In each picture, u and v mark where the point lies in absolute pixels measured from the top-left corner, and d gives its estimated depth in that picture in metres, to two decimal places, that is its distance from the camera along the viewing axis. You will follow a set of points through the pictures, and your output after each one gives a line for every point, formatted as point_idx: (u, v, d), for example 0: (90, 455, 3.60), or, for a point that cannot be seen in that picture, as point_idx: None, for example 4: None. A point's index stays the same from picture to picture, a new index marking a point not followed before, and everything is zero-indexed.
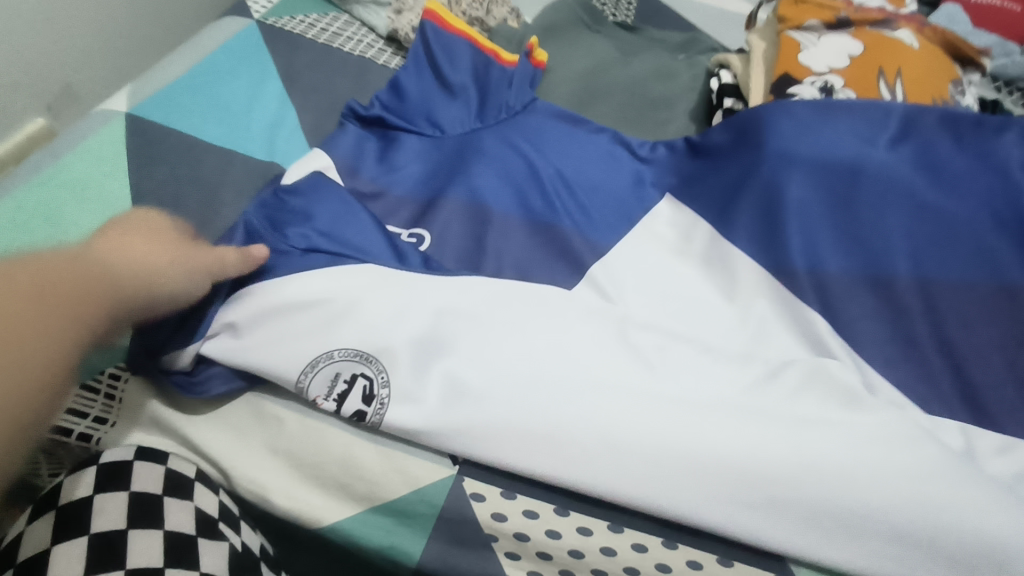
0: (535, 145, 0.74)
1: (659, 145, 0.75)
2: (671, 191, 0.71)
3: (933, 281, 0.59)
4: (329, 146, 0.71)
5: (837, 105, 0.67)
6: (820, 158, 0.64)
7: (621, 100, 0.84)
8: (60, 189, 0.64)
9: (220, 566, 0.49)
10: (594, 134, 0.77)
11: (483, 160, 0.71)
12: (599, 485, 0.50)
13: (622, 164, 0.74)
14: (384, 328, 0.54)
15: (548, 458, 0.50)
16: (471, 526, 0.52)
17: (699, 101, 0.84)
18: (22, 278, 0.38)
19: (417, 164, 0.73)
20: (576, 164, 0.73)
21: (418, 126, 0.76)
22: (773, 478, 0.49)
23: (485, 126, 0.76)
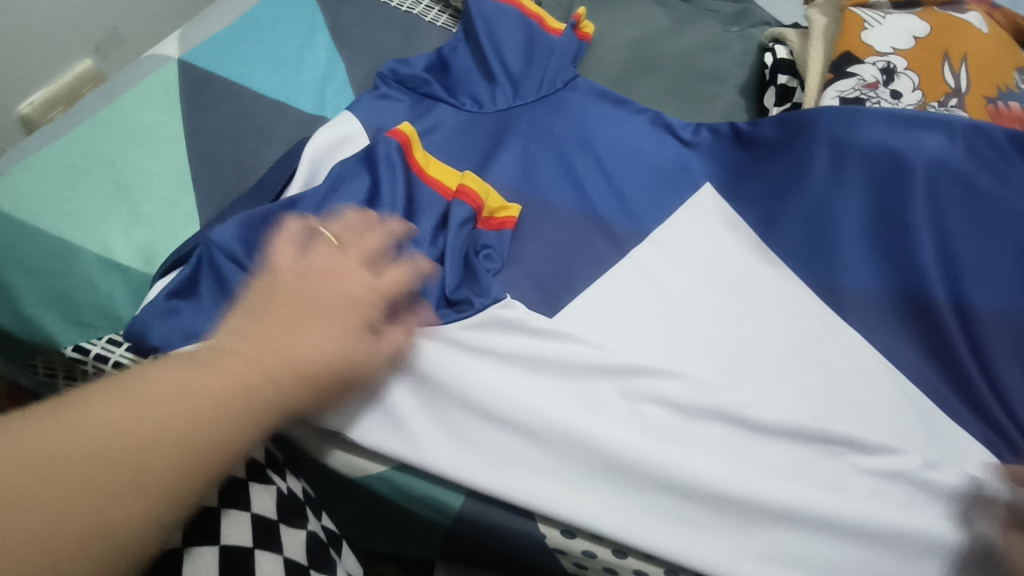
0: (575, 126, 0.73)
1: (703, 128, 0.74)
2: (712, 179, 0.71)
3: (980, 305, 0.58)
4: (365, 112, 0.70)
5: (903, 115, 0.64)
6: (872, 178, 0.64)
7: (669, 72, 0.83)
8: (117, 134, 0.65)
9: (270, 509, 0.50)
10: (636, 114, 0.76)
11: (517, 141, 0.71)
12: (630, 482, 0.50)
13: (664, 144, 0.74)
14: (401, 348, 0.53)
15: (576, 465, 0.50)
16: None
17: (750, 77, 0.82)
18: (213, 378, 0.39)
19: (473, 144, 0.72)
20: (615, 145, 0.73)
21: (458, 101, 0.75)
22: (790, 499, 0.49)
23: (523, 104, 0.75)
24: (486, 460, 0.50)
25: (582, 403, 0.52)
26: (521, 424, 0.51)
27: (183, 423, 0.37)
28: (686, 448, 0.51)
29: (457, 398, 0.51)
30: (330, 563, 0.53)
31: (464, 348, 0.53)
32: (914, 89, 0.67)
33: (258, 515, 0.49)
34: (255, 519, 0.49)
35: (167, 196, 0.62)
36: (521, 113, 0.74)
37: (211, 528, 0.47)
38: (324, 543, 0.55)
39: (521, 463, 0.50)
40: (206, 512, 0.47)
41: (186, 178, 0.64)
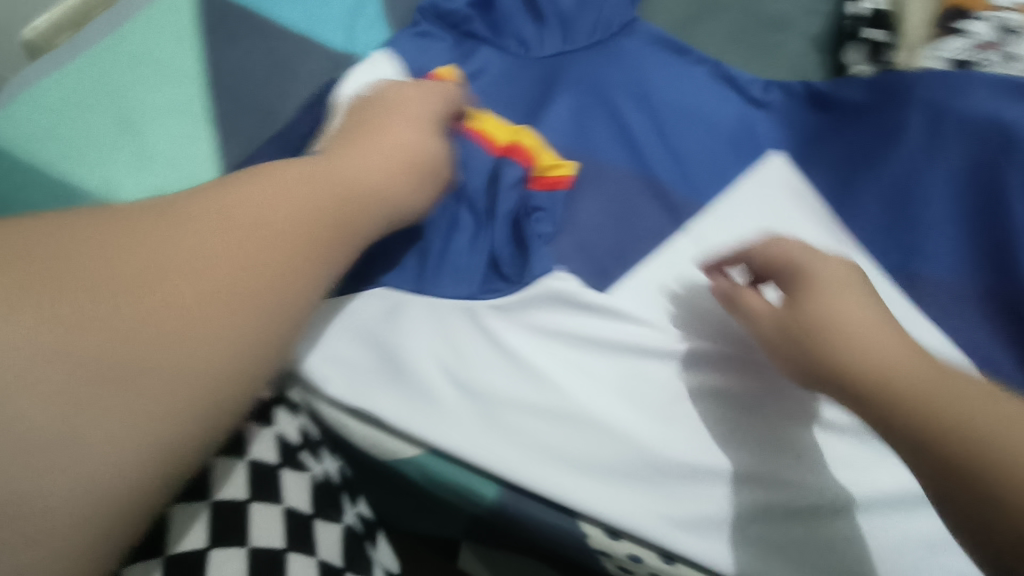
0: (633, 76, 0.66)
1: (774, 85, 0.66)
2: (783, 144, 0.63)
3: None
4: (401, 53, 0.63)
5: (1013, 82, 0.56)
6: (972, 154, 0.56)
7: (738, 18, 0.73)
8: (130, 66, 0.59)
9: (301, 498, 0.46)
10: (700, 65, 0.67)
11: (569, 91, 0.64)
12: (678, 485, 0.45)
13: (730, 102, 0.66)
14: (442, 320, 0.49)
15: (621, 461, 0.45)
16: None
17: (830, 25, 0.72)
18: (297, 177, 0.43)
19: (520, 94, 0.65)
20: (677, 100, 0.65)
21: (502, 42, 0.67)
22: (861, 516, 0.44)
23: (575, 49, 0.67)
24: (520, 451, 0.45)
25: (629, 393, 0.48)
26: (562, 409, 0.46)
27: (275, 235, 0.39)
28: (743, 448, 0.46)
29: (498, 377, 0.47)
30: (365, 560, 0.49)
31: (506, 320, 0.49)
32: None
33: (287, 509, 0.45)
34: (287, 514, 0.44)
35: (186, 139, 0.56)
36: (573, 60, 0.66)
37: (239, 526, 0.42)
38: (360, 535, 0.51)
39: (557, 456, 0.45)
40: (234, 509, 0.43)
41: (201, 121, 0.57)
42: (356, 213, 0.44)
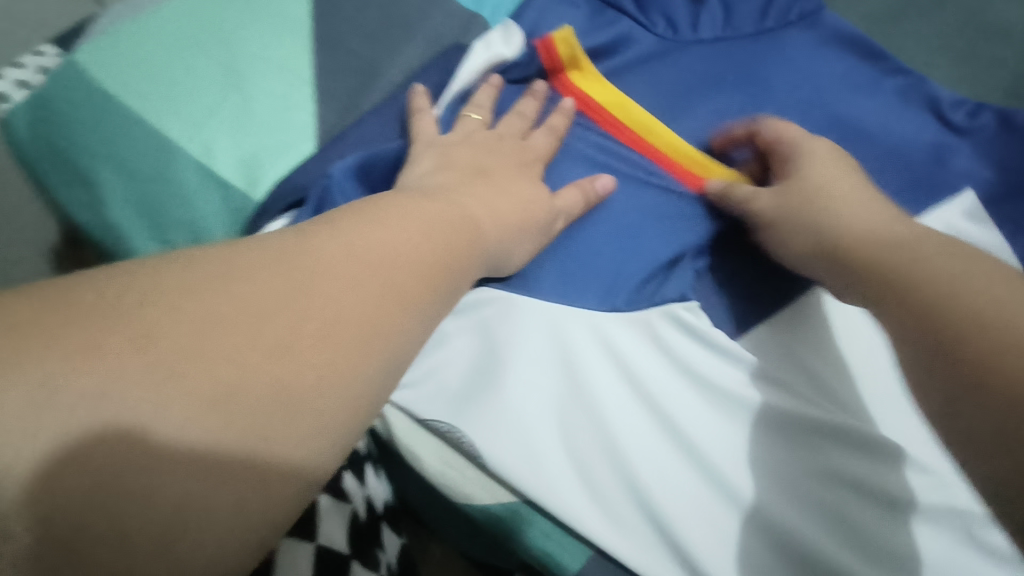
0: (804, 79, 0.54)
1: (983, 111, 0.53)
2: (982, 188, 0.51)
3: None
4: (531, 17, 0.54)
5: None
6: None
7: (942, 20, 0.60)
8: (237, 4, 0.53)
9: (338, 536, 0.39)
10: (890, 75, 0.55)
11: (721, 88, 0.54)
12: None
13: (922, 125, 0.53)
14: (543, 340, 0.43)
15: (738, 547, 0.37)
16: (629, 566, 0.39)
17: None
18: (415, 212, 0.35)
19: (663, 83, 0.54)
20: (855, 114, 0.53)
21: (649, 20, 0.57)
22: None
23: (736, 37, 0.56)
24: (616, 519, 0.38)
25: (759, 472, 0.39)
26: (674, 469, 0.39)
27: (404, 274, 0.31)
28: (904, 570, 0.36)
29: (606, 430, 0.40)
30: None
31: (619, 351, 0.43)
32: None
33: (321, 546, 0.38)
34: (318, 550, 0.38)
35: (282, 95, 0.50)
36: (732, 54, 0.55)
37: (266, 561, 0.36)
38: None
39: (662, 534, 0.38)
40: None
41: (301, 74, 0.51)
42: (472, 253, 0.36)
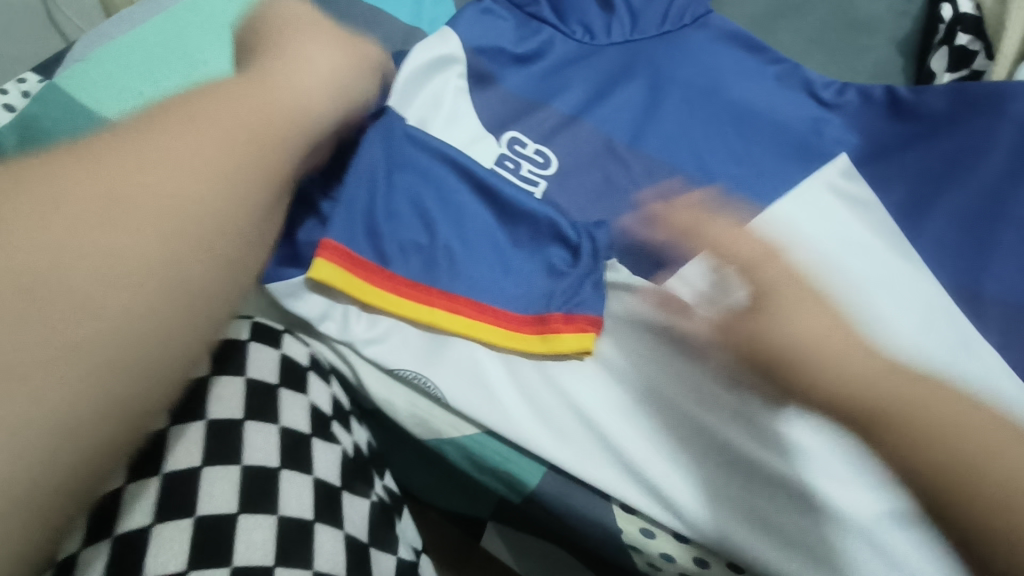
0: (700, 72, 0.64)
1: (850, 88, 0.63)
2: (850, 152, 0.61)
3: None
4: (464, 25, 0.61)
5: None
6: None
7: (815, 19, 0.70)
8: (202, 29, 0.60)
9: (331, 472, 0.44)
10: (772, 66, 0.65)
11: (631, 84, 0.63)
12: (711, 492, 0.44)
13: (800, 105, 0.63)
14: (484, 294, 0.47)
15: (651, 449, 0.45)
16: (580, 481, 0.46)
17: (912, 33, 0.69)
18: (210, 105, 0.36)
19: (583, 79, 0.63)
20: (745, 100, 0.63)
21: (567, 28, 0.65)
22: (893, 541, 0.43)
23: (641, 40, 0.65)
24: (566, 438, 0.45)
25: (684, 388, 0.47)
26: (602, 394, 0.46)
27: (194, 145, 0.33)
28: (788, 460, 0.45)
29: (548, 367, 0.47)
30: (393, 539, 0.47)
31: (550, 296, 0.47)
32: None
33: (320, 480, 0.43)
34: (317, 486, 0.42)
35: None
36: (639, 54, 0.65)
37: (269, 491, 0.40)
38: (388, 506, 0.49)
39: (607, 447, 0.45)
40: (265, 474, 0.40)
41: None
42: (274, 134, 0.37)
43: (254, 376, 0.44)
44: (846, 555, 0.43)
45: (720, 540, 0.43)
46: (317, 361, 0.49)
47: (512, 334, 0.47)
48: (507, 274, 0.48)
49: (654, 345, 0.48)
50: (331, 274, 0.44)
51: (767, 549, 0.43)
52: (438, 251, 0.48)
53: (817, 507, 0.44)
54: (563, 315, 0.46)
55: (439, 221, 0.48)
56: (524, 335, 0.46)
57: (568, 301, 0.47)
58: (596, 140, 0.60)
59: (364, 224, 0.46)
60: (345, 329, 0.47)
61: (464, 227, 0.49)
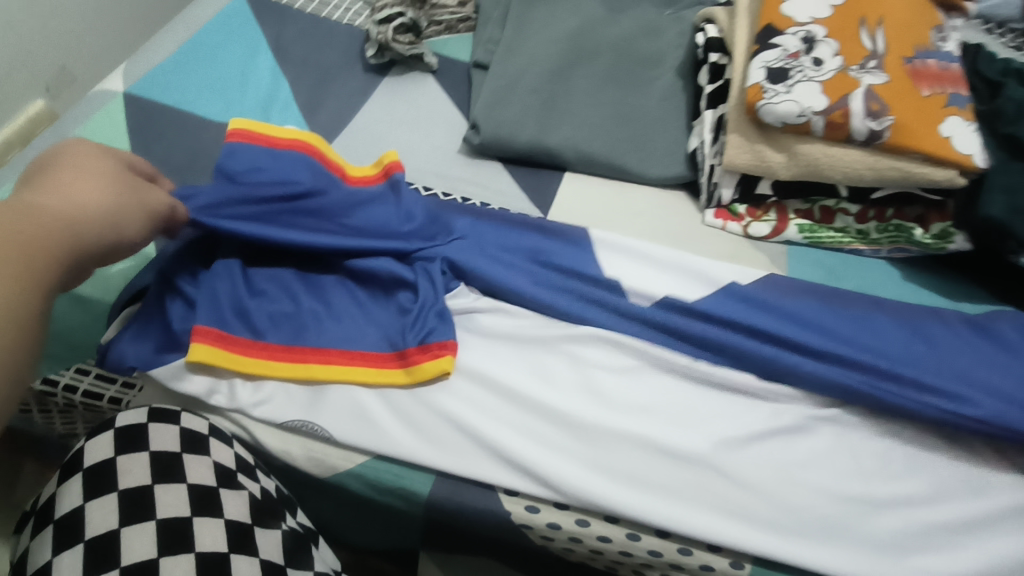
0: (519, 121, 0.73)
1: (642, 115, 0.76)
2: (654, 164, 0.72)
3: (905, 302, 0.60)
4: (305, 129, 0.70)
5: (841, 100, 0.62)
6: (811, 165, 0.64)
7: (610, 59, 0.79)
8: None
9: (243, 513, 0.47)
10: (578, 103, 0.76)
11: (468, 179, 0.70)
12: (568, 466, 0.50)
13: (609, 130, 0.74)
14: (352, 342, 0.55)
15: (517, 437, 0.51)
16: (468, 484, 0.51)
17: (687, 56, 0.80)
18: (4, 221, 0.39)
19: (424, 158, 0.74)
20: (564, 134, 0.73)
21: (406, 117, 0.77)
22: (729, 471, 0.51)
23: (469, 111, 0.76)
24: (444, 445, 0.51)
25: (539, 380, 0.55)
26: (470, 404, 0.53)
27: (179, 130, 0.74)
28: (632, 418, 0.53)
29: (421, 393, 0.54)
30: (309, 560, 0.50)
31: (409, 330, 0.55)
32: (834, 56, 0.64)
33: (231, 521, 0.46)
34: (228, 525, 0.46)
35: None
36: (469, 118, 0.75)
37: (184, 536, 0.44)
38: (303, 535, 0.52)
39: (480, 441, 0.51)
40: (180, 524, 0.45)
41: None
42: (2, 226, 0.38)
43: (158, 448, 0.47)
44: (697, 485, 0.50)
45: (587, 497, 0.49)
46: (217, 429, 0.52)
47: (379, 371, 0.54)
48: (369, 325, 0.56)
49: (513, 355, 0.56)
50: (206, 353, 0.51)
51: (628, 499, 0.49)
52: (304, 315, 0.56)
53: (661, 453, 0.51)
54: (417, 346, 0.54)
55: (301, 294, 0.57)
56: (389, 370, 0.54)
57: (420, 334, 0.54)
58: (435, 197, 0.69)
59: (230, 308, 0.54)
60: (233, 398, 0.53)
61: (326, 294, 0.57)
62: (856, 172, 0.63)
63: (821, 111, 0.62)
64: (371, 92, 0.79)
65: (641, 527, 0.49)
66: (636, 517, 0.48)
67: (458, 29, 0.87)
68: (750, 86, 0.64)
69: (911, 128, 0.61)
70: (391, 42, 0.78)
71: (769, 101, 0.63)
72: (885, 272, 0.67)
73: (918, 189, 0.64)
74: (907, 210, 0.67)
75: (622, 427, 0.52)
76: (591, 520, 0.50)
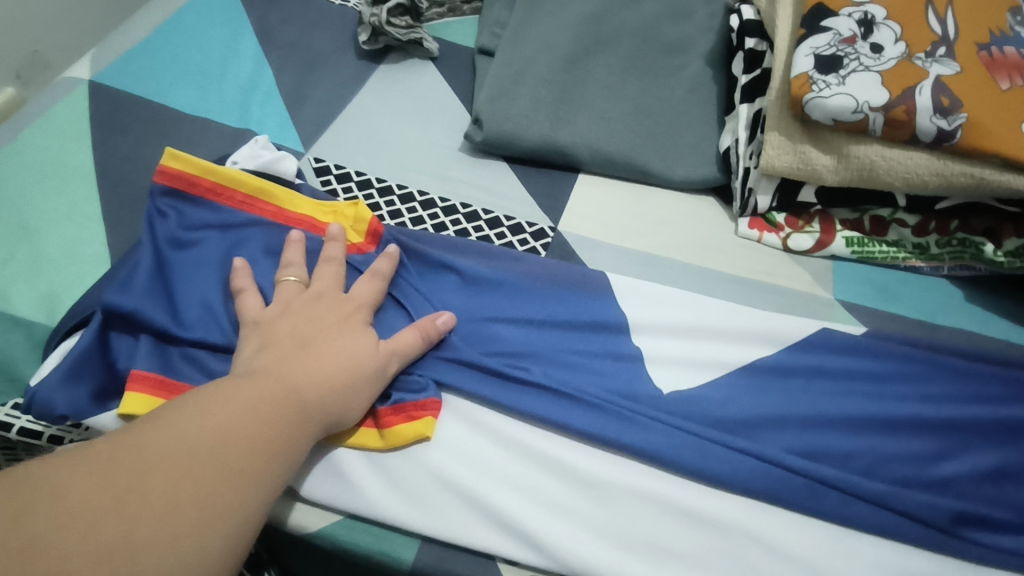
0: (527, 115, 0.64)
1: (667, 109, 0.67)
2: (681, 166, 0.64)
3: (979, 353, 0.52)
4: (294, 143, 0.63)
5: (905, 95, 0.52)
6: (866, 176, 0.55)
7: (631, 45, 0.70)
8: (25, 172, 0.59)
9: None
10: (595, 95, 0.67)
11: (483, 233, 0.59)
12: (574, 536, 0.42)
13: (629, 127, 0.65)
14: None
15: (514, 497, 0.44)
16: (459, 553, 0.43)
17: (720, 42, 0.71)
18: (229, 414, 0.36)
19: (419, 156, 0.65)
20: (580, 129, 0.64)
21: (401, 108, 0.69)
22: (769, 543, 0.43)
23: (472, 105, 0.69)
24: (429, 507, 0.44)
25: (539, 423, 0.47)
26: (463, 457, 0.45)
27: None
28: (651, 475, 0.45)
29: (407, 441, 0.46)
30: None
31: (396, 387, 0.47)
32: (897, 41, 0.54)
33: None
34: None
35: (76, 236, 0.55)
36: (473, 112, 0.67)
37: None
38: None
39: (473, 502, 0.44)
40: None
41: (97, 216, 0.57)
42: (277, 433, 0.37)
43: None
44: (731, 557, 0.42)
45: (598, 574, 0.41)
46: None
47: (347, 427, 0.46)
48: None
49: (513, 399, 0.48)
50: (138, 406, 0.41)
51: (645, 574, 0.41)
52: None
53: (687, 517, 0.43)
54: (389, 406, 0.46)
55: None
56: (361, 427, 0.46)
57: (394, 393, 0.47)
58: (431, 203, 0.61)
59: None
60: None
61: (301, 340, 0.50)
62: (918, 178, 0.54)
63: (881, 107, 0.53)
64: (364, 81, 0.71)
65: None
66: None
67: (461, 11, 0.79)
68: (796, 76, 0.55)
69: (988, 126, 0.52)
70: (386, 25, 0.70)
71: (819, 94, 0.54)
72: (946, 294, 0.58)
73: (991, 198, 0.55)
74: (973, 222, 0.58)
75: (639, 486, 0.44)
76: None
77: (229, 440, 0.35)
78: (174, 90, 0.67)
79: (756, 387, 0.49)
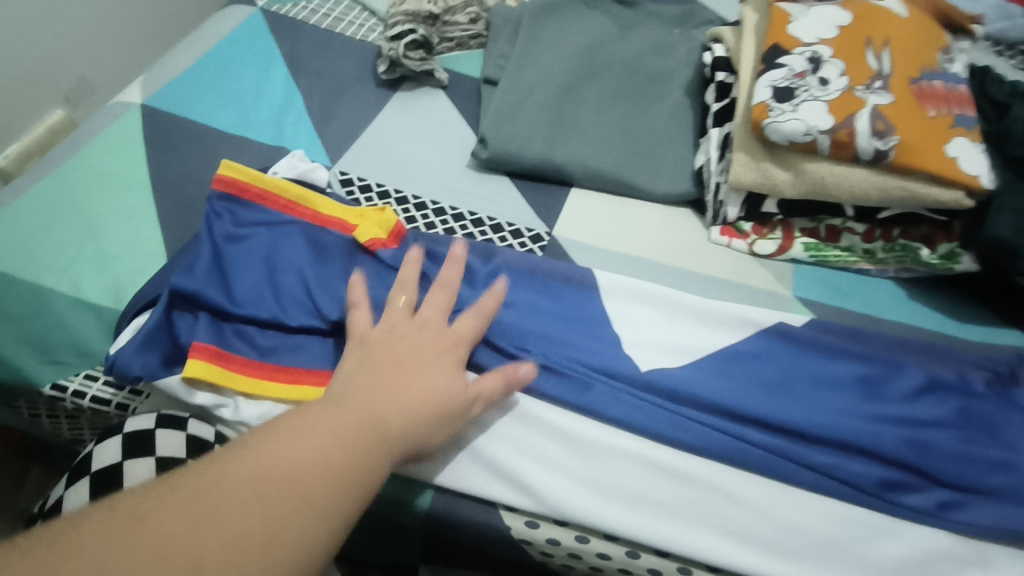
0: (526, 137, 0.74)
1: (649, 132, 0.76)
2: (661, 181, 0.73)
3: (914, 341, 0.61)
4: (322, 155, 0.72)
5: (847, 122, 0.62)
6: (818, 190, 0.64)
7: (618, 77, 0.80)
8: (88, 181, 0.68)
9: None
10: (586, 120, 0.77)
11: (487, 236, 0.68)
12: (565, 486, 0.50)
13: (615, 147, 0.75)
14: None
15: (515, 454, 0.51)
16: (467, 501, 0.51)
17: (696, 75, 0.81)
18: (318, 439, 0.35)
19: (431, 171, 0.74)
20: (572, 149, 0.74)
21: (415, 130, 0.78)
22: (729, 492, 0.51)
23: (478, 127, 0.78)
24: (442, 461, 0.51)
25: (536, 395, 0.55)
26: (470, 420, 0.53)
27: None
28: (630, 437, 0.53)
29: None
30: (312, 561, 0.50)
31: None
32: (840, 76, 0.64)
33: None
34: None
35: (134, 236, 0.63)
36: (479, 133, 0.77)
37: None
38: None
39: (479, 457, 0.51)
40: None
41: (153, 219, 0.65)
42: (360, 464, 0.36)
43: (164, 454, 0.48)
44: (697, 504, 0.50)
45: (586, 516, 0.49)
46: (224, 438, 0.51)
47: None
48: None
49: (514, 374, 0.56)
50: (202, 370, 0.49)
51: (624, 515, 0.49)
52: None
53: (661, 471, 0.51)
54: None
55: None
56: None
57: None
58: (442, 211, 0.70)
59: None
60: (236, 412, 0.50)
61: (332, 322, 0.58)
62: (862, 191, 0.63)
63: (827, 132, 0.62)
64: (382, 106, 0.80)
65: (640, 545, 0.49)
66: (634, 536, 0.48)
67: (469, 46, 0.89)
68: (757, 104, 0.64)
69: (917, 148, 0.61)
70: (402, 58, 0.79)
71: (775, 119, 0.63)
72: (890, 291, 0.67)
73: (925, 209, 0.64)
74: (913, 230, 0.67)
75: (621, 445, 0.52)
76: (590, 537, 0.50)
77: (322, 461, 0.34)
78: (215, 112, 0.76)
79: (722, 366, 0.57)
